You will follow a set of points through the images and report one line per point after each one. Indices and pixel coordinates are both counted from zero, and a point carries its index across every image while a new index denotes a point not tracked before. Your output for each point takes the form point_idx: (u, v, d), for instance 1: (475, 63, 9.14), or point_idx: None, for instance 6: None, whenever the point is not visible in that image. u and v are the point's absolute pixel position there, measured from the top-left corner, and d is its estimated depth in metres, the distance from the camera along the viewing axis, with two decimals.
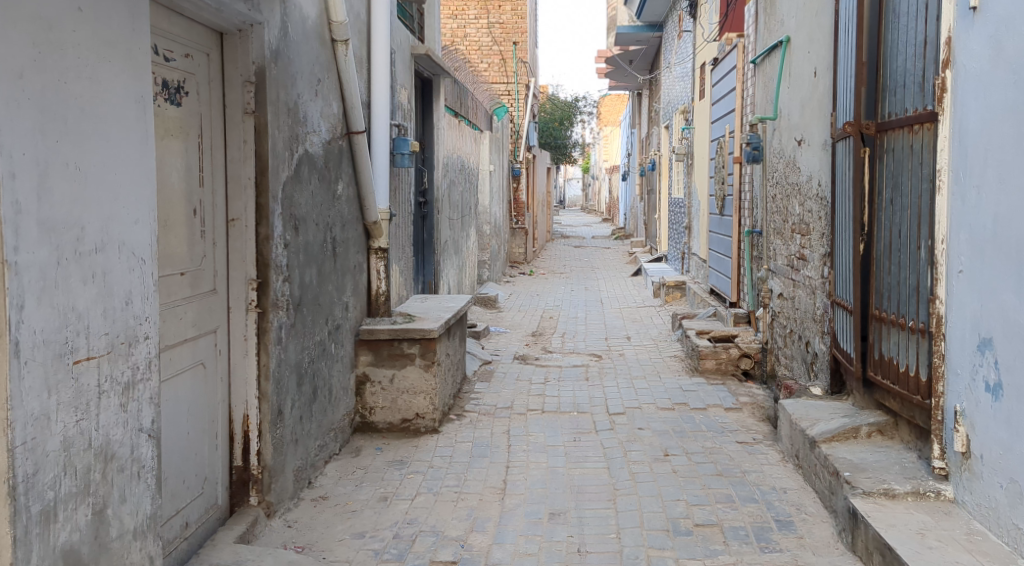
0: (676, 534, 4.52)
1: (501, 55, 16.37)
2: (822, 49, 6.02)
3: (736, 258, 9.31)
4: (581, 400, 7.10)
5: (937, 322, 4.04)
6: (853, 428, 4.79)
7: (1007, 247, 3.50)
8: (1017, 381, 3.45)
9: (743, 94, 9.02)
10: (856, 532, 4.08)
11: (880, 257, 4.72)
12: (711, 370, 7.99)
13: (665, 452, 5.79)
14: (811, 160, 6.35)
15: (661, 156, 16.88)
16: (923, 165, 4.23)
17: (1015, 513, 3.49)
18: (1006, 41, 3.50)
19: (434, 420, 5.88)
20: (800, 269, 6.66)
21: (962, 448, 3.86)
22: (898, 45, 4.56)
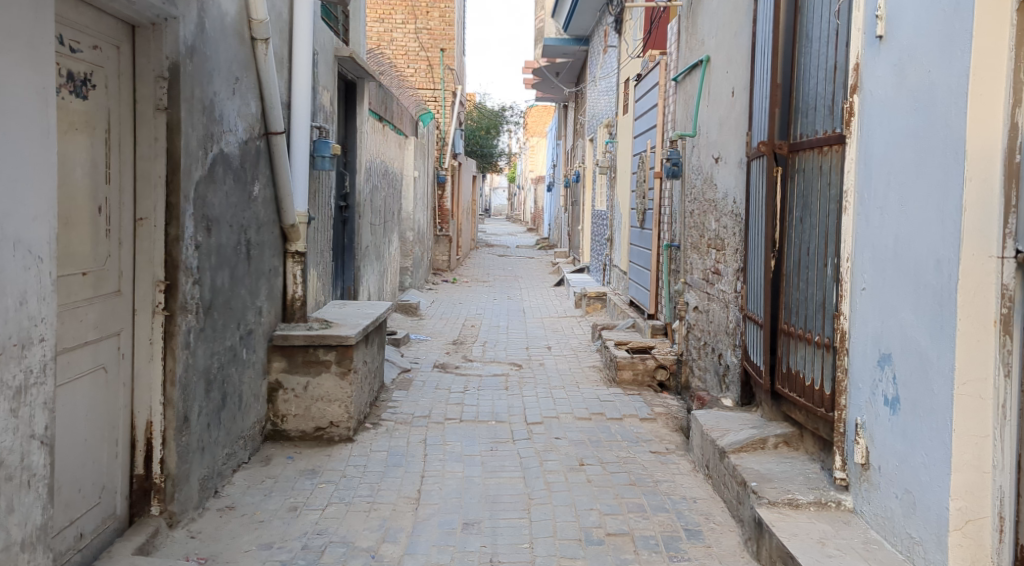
0: (588, 542, 4.55)
1: (429, 61, 16.34)
2: (740, 69, 6.15)
3: (655, 270, 9.44)
4: (498, 409, 7.11)
5: (841, 337, 4.15)
6: (761, 439, 4.90)
7: (907, 268, 3.62)
8: (913, 396, 3.56)
9: (664, 111, 9.15)
10: (761, 541, 4.16)
11: (789, 273, 4.84)
12: (628, 381, 8.09)
13: (580, 462, 5.83)
14: (728, 178, 6.46)
15: (586, 168, 17.04)
16: (832, 186, 4.36)
17: (909, 523, 3.60)
18: (909, 68, 3.61)
19: (348, 429, 5.81)
20: (714, 284, 6.79)
21: (862, 460, 3.96)
22: (811, 69, 4.68)
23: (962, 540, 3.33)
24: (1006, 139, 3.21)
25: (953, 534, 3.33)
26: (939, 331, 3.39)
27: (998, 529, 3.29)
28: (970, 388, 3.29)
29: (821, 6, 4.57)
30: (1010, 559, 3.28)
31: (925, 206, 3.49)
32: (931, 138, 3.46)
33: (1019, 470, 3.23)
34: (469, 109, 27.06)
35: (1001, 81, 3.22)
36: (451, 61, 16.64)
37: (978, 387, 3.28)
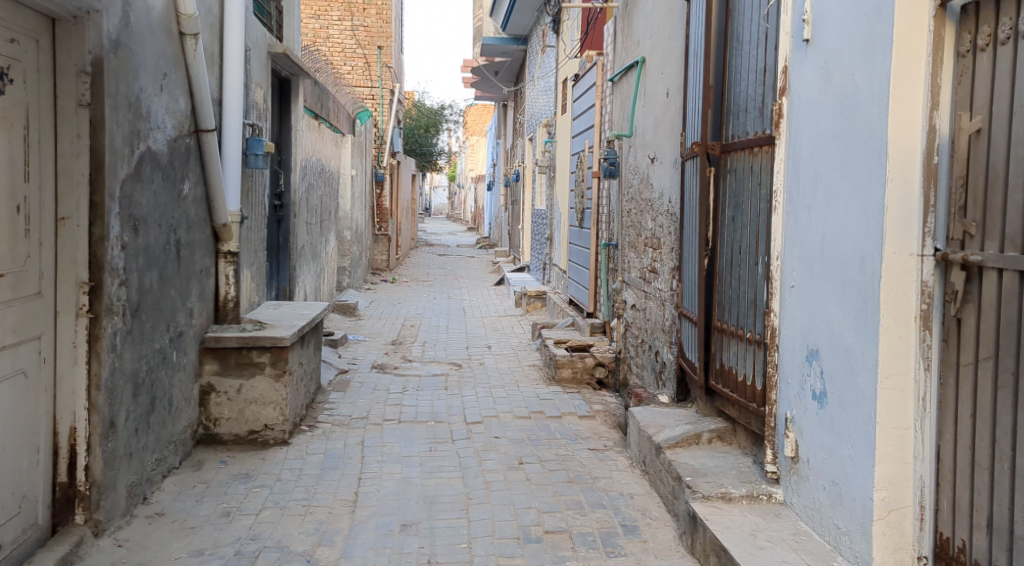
0: (526, 541, 4.55)
1: (366, 59, 16.23)
2: (674, 70, 6.22)
3: (593, 269, 9.49)
4: (437, 410, 7.08)
5: (772, 333, 4.23)
6: (695, 434, 4.93)
7: (833, 266, 3.68)
8: (839, 390, 3.63)
9: (601, 111, 9.20)
10: (695, 535, 4.20)
11: (722, 271, 4.92)
12: (567, 379, 8.12)
13: (519, 460, 5.84)
14: (663, 178, 6.53)
15: (525, 168, 17.07)
16: (762, 186, 4.44)
17: (835, 514, 3.68)
18: (834, 72, 3.68)
19: (283, 431, 5.74)
20: (651, 282, 6.85)
21: (791, 453, 4.04)
22: (742, 71, 4.74)
23: (885, 529, 3.41)
24: (925, 140, 3.28)
25: (876, 523, 3.40)
26: (863, 327, 3.47)
27: (919, 517, 3.39)
28: (892, 382, 3.36)
29: (751, 8, 4.64)
30: (930, 547, 3.37)
31: (849, 206, 3.56)
32: (854, 140, 3.53)
33: (939, 461, 3.33)
34: (408, 107, 26.78)
35: (920, 84, 3.29)
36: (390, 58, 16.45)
37: (899, 380, 3.36)
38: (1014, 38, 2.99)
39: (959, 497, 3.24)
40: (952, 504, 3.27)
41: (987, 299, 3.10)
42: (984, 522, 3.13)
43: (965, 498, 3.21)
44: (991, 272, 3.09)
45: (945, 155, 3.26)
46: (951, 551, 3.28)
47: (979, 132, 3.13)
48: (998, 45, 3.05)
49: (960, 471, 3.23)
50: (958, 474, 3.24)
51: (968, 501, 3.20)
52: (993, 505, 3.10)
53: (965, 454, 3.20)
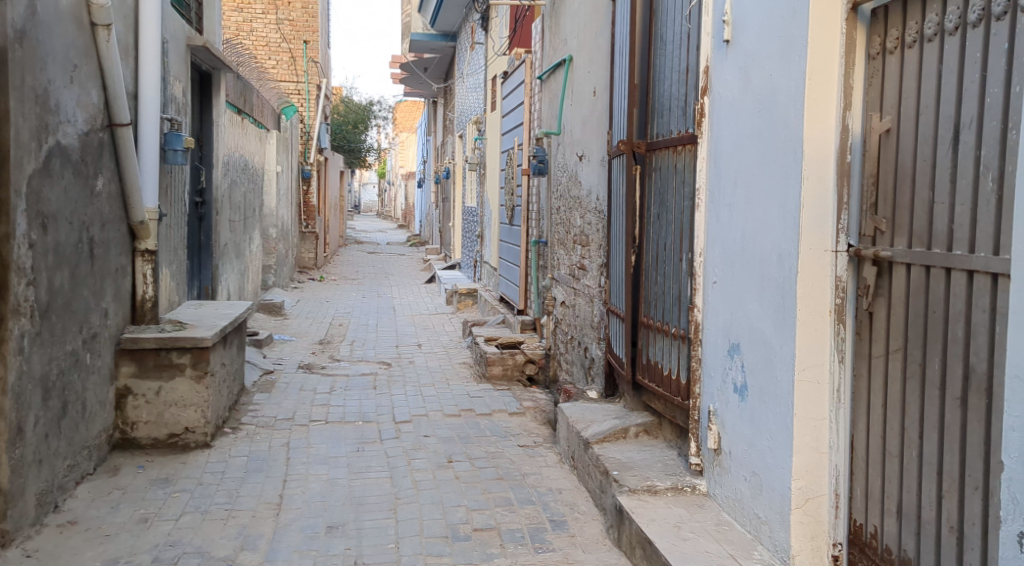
0: (455, 539, 4.51)
1: (291, 53, 15.97)
2: (601, 69, 6.23)
3: (524, 267, 9.48)
4: (366, 409, 6.99)
5: (696, 329, 4.27)
6: (622, 429, 4.96)
7: (753, 262, 3.73)
8: (759, 383, 3.68)
9: (530, 108, 9.19)
10: (622, 528, 4.22)
11: (648, 267, 4.95)
12: (498, 376, 8.11)
13: (448, 458, 5.79)
14: (591, 175, 6.54)
15: (455, 165, 16.99)
16: (685, 184, 4.48)
17: (756, 503, 3.74)
18: (753, 72, 3.73)
19: (205, 434, 5.62)
20: (580, 279, 6.85)
21: (715, 445, 4.10)
22: (665, 71, 4.77)
23: (803, 518, 3.47)
24: (838, 139, 3.33)
25: (794, 512, 3.46)
26: (781, 321, 3.51)
27: (834, 506, 3.46)
28: (809, 374, 3.41)
29: (674, 9, 4.67)
30: (846, 534, 3.45)
31: (767, 204, 3.61)
32: (772, 137, 3.57)
33: (852, 450, 3.40)
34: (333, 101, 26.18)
35: (833, 85, 3.34)
36: (314, 53, 16.35)
37: (815, 372, 3.41)
38: (919, 41, 3.05)
39: (871, 485, 3.30)
40: (864, 491, 3.34)
41: (895, 293, 3.15)
42: (894, 508, 3.18)
43: (877, 485, 3.28)
44: (899, 267, 3.13)
45: (857, 154, 3.31)
46: (864, 537, 3.36)
47: (889, 132, 3.18)
48: (905, 48, 3.11)
49: (872, 459, 3.29)
50: (871, 462, 3.31)
51: (879, 488, 3.26)
52: (901, 492, 3.14)
53: (877, 443, 3.26)
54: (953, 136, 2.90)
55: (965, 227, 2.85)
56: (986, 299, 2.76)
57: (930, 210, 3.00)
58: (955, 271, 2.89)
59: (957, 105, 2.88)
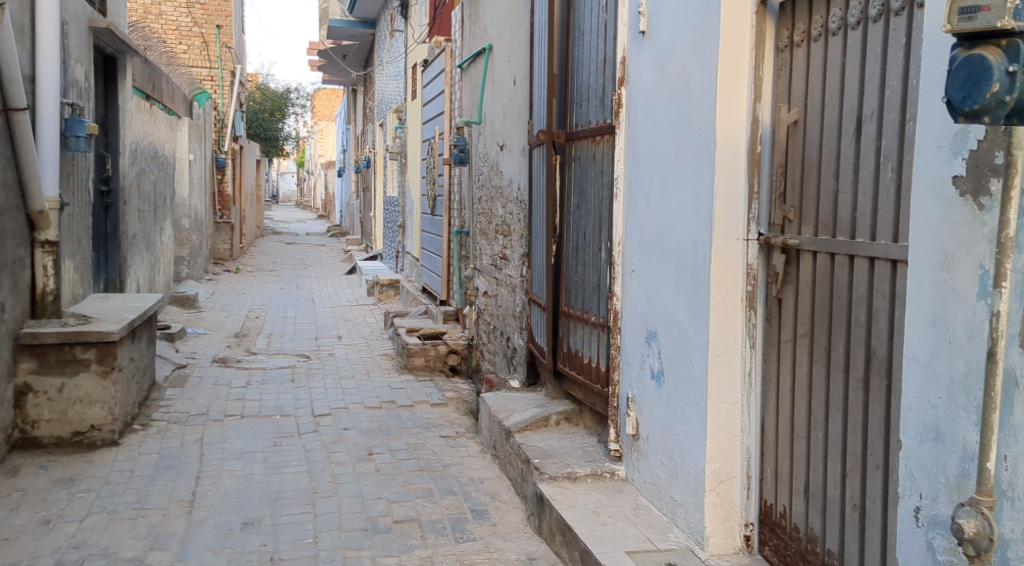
0: (374, 532, 4.42)
1: (203, 38, 15.53)
2: (521, 58, 6.19)
3: (446, 257, 9.40)
4: (283, 403, 6.84)
5: (615, 317, 4.26)
6: (543, 417, 4.93)
7: (668, 250, 3.73)
8: (674, 369, 3.69)
9: (451, 97, 9.10)
10: (542, 516, 4.20)
11: (569, 257, 4.93)
12: (420, 367, 8.02)
13: (368, 451, 5.69)
14: (512, 165, 6.50)
15: (376, 154, 16.78)
16: (604, 174, 4.47)
17: (672, 487, 3.75)
18: (667, 62, 3.73)
19: (112, 432, 5.43)
20: (502, 269, 6.81)
21: (632, 431, 4.11)
22: (584, 61, 4.74)
23: (716, 499, 3.49)
24: (749, 130, 3.36)
25: (708, 494, 3.48)
26: (694, 307, 3.52)
27: (746, 487, 3.50)
28: (722, 360, 3.44)
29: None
30: (757, 514, 3.50)
31: (681, 193, 3.61)
32: (686, 127, 3.57)
33: (763, 433, 3.44)
34: (248, 89, 25.74)
35: (743, 76, 3.36)
36: (229, 39, 15.87)
37: (727, 358, 3.44)
38: (825, 35, 3.07)
39: (780, 466, 3.34)
40: (774, 472, 3.38)
41: (802, 279, 3.18)
42: (802, 488, 3.21)
43: (785, 466, 3.31)
44: (807, 254, 3.16)
45: (767, 145, 3.36)
46: (774, 517, 3.40)
47: (796, 123, 3.21)
48: (811, 42, 3.14)
49: (781, 441, 3.32)
50: (780, 443, 3.34)
51: (788, 469, 3.29)
52: (808, 473, 3.17)
53: (785, 425, 3.29)
54: (855, 127, 2.91)
55: (868, 215, 2.86)
56: (886, 283, 2.77)
57: (834, 199, 3.02)
58: (857, 258, 2.90)
59: (859, 96, 2.89)
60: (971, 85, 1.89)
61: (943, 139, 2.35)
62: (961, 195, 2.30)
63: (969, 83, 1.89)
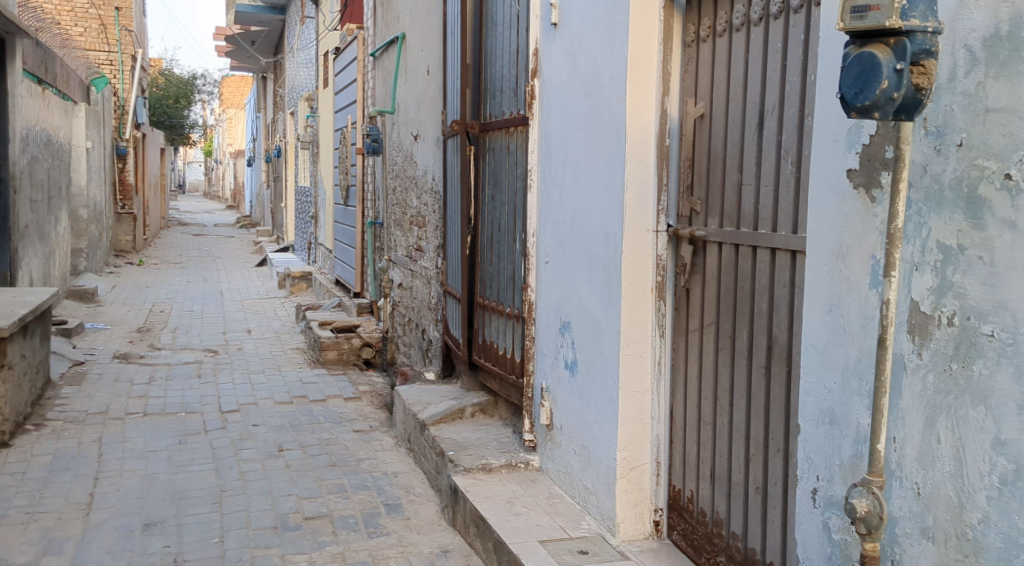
0: (284, 530, 4.37)
1: (101, 20, 15.03)
2: (433, 48, 6.17)
3: (360, 249, 9.34)
4: (189, 399, 6.71)
5: (529, 308, 4.30)
6: (459, 409, 4.94)
7: (581, 241, 3.78)
8: (587, 359, 3.75)
9: (363, 86, 9.02)
10: (456, 508, 4.21)
11: (484, 248, 4.95)
12: (333, 361, 7.95)
13: (279, 447, 5.62)
14: (426, 155, 6.48)
15: (287, 143, 16.53)
16: (518, 165, 4.49)
17: (585, 475, 3.81)
18: (579, 55, 3.77)
19: (4, 433, 5.28)
20: (417, 261, 6.79)
21: (547, 421, 4.16)
22: (497, 51, 4.76)
23: (627, 486, 3.56)
24: (658, 123, 3.43)
25: (619, 481, 3.54)
26: (606, 298, 3.58)
27: (655, 473, 3.58)
28: (633, 349, 3.50)
29: None
30: (666, 499, 3.58)
31: (593, 185, 3.66)
32: (598, 119, 3.62)
33: (672, 420, 3.51)
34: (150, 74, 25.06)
35: (653, 71, 3.42)
36: (127, 20, 15.52)
37: (638, 347, 3.50)
38: (729, 31, 3.15)
39: (688, 452, 3.42)
40: (682, 458, 3.46)
41: (708, 270, 3.26)
42: (708, 473, 3.30)
43: (693, 452, 3.39)
44: (713, 245, 3.24)
45: (675, 138, 3.44)
46: (682, 501, 3.48)
47: (703, 117, 3.30)
48: (716, 37, 3.22)
49: (689, 427, 3.41)
50: (687, 430, 3.42)
51: (695, 455, 3.38)
52: (714, 458, 3.26)
53: (693, 411, 3.37)
54: (758, 122, 2.99)
55: (769, 206, 2.94)
56: (786, 273, 2.86)
57: (738, 191, 3.11)
58: (760, 249, 2.98)
59: (761, 92, 2.97)
60: (862, 82, 1.95)
61: (839, 133, 2.43)
62: (855, 187, 2.38)
63: (860, 80, 1.96)
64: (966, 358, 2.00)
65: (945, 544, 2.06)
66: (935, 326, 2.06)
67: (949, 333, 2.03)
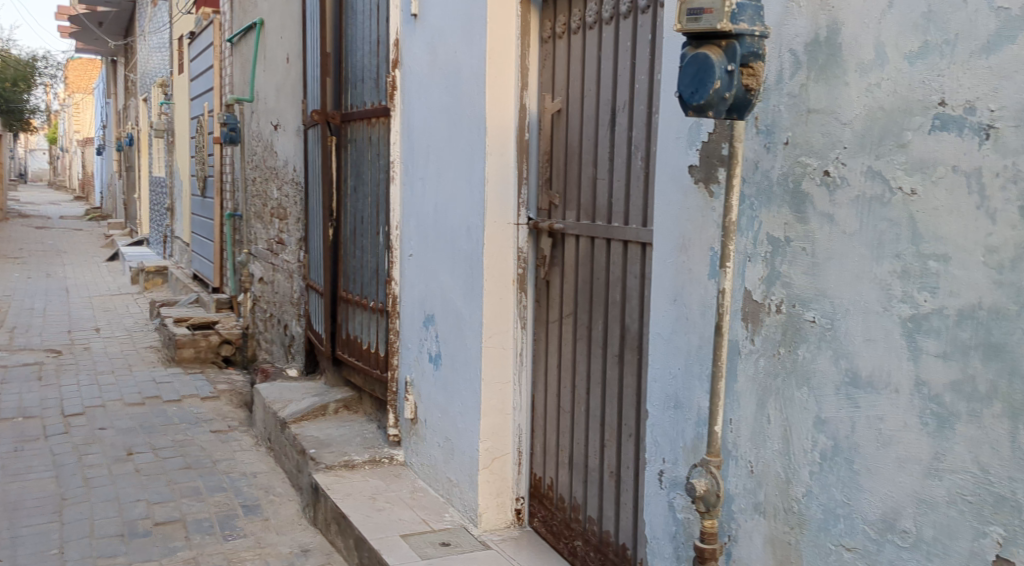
0: (132, 537, 4.24)
1: None
2: (293, 35, 6.08)
3: (218, 243, 9.11)
4: (30, 404, 6.40)
5: (393, 301, 4.31)
6: (321, 406, 4.90)
7: (444, 234, 3.81)
8: (450, 351, 3.79)
9: (221, 73, 8.79)
10: (317, 506, 4.18)
11: (346, 241, 4.92)
12: (190, 359, 7.72)
13: (128, 451, 5.43)
14: (287, 146, 6.38)
15: (139, 131, 15.91)
16: (380, 156, 4.49)
17: (448, 467, 3.86)
18: (439, 47, 3.80)
19: None
20: (278, 254, 6.68)
21: (411, 414, 4.18)
22: (358, 41, 4.74)
23: (489, 476, 3.62)
24: (517, 117, 3.49)
25: (482, 472, 3.60)
26: (469, 291, 3.62)
27: (517, 463, 3.65)
28: (495, 341, 3.56)
29: None
30: (528, 488, 3.66)
31: (455, 177, 3.70)
32: (458, 112, 3.66)
33: (533, 410, 3.60)
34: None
35: (511, 66, 3.48)
36: None
37: (500, 338, 3.56)
38: (583, 28, 3.24)
39: (548, 440, 3.51)
40: (542, 446, 3.55)
41: (567, 262, 3.35)
42: (567, 461, 3.39)
43: (552, 440, 3.48)
44: (570, 238, 3.33)
45: (534, 132, 3.51)
46: (542, 489, 3.57)
47: (560, 112, 3.38)
48: (571, 34, 3.30)
49: (549, 415, 3.49)
50: (547, 419, 3.51)
51: (555, 443, 3.46)
52: (572, 445, 3.35)
53: (553, 401, 3.46)
54: (611, 117, 3.09)
55: (622, 200, 3.04)
56: (637, 265, 2.96)
57: (594, 185, 3.20)
58: (614, 242, 3.08)
59: (614, 88, 3.07)
60: (698, 82, 2.05)
61: (681, 131, 2.54)
62: (695, 182, 2.50)
63: (697, 80, 2.05)
64: (792, 343, 2.13)
65: (774, 518, 2.19)
66: (765, 313, 2.19)
67: (777, 320, 2.16)
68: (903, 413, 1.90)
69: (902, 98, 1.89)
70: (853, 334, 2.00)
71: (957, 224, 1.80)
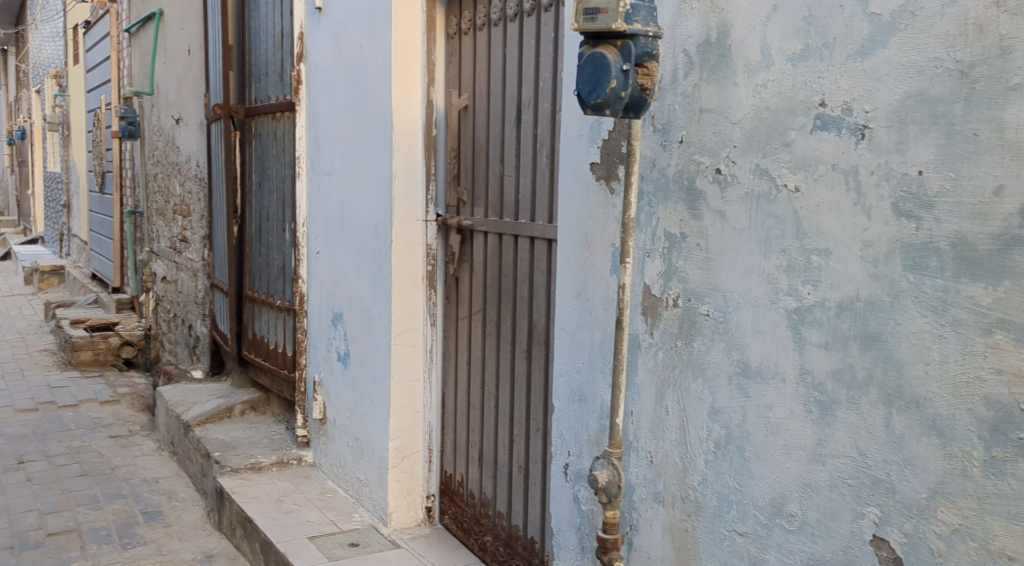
0: (23, 549, 4.10)
1: None
2: (194, 27, 5.95)
3: (118, 241, 8.86)
4: None
5: (300, 300, 4.26)
6: (227, 408, 4.82)
7: (351, 231, 3.79)
8: (360, 349, 3.77)
9: (119, 65, 8.54)
10: (222, 510, 4.12)
11: (252, 239, 4.85)
12: (88, 362, 7.50)
13: (20, 459, 5.24)
14: (189, 140, 6.24)
15: (33, 125, 15.30)
16: (286, 152, 4.43)
17: (357, 467, 3.84)
18: (344, 41, 3.77)
19: None
20: (181, 252, 6.53)
21: (319, 414, 4.14)
22: (261, 34, 4.66)
23: (399, 475, 3.61)
24: (424, 113, 3.49)
25: (392, 470, 3.59)
26: (378, 288, 3.60)
27: (427, 461, 3.66)
28: (405, 338, 3.55)
29: None
30: (438, 485, 3.67)
31: (363, 173, 3.68)
32: (365, 108, 3.64)
33: (443, 407, 3.61)
34: None
35: (417, 62, 3.48)
36: None
37: (410, 336, 3.56)
38: (487, 25, 3.26)
39: (458, 437, 3.52)
40: (453, 443, 3.56)
41: (475, 259, 3.37)
42: (476, 457, 3.41)
43: (462, 436, 3.50)
44: (478, 234, 3.35)
45: (441, 129, 3.52)
46: (453, 486, 3.59)
47: (467, 109, 3.40)
48: (477, 30, 3.32)
49: (459, 412, 3.50)
50: (457, 415, 3.53)
51: (464, 439, 3.48)
52: (482, 441, 3.38)
53: (463, 397, 3.48)
54: (517, 114, 3.12)
55: (528, 197, 3.07)
56: (543, 262, 3.00)
57: (500, 182, 3.22)
58: (521, 238, 3.11)
59: (519, 86, 3.10)
60: (595, 80, 2.09)
61: (582, 129, 2.58)
62: (597, 180, 2.54)
63: (593, 78, 2.09)
64: (688, 336, 2.20)
65: (672, 507, 2.25)
66: (663, 307, 2.25)
67: (674, 313, 2.22)
68: (790, 402, 1.98)
69: (786, 99, 1.96)
70: (743, 326, 2.07)
71: (836, 221, 1.88)
